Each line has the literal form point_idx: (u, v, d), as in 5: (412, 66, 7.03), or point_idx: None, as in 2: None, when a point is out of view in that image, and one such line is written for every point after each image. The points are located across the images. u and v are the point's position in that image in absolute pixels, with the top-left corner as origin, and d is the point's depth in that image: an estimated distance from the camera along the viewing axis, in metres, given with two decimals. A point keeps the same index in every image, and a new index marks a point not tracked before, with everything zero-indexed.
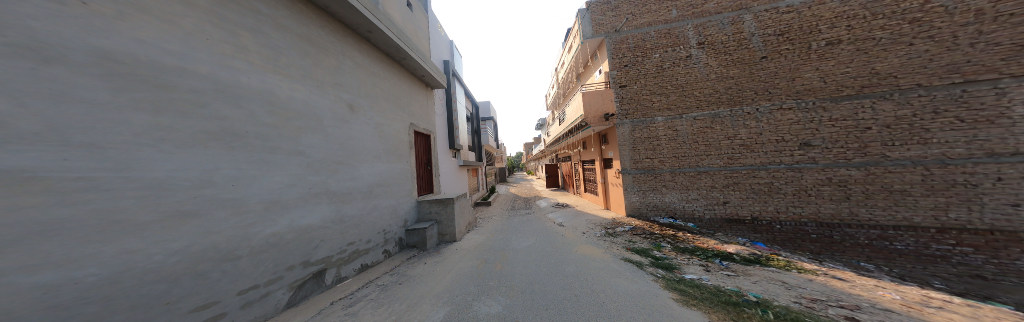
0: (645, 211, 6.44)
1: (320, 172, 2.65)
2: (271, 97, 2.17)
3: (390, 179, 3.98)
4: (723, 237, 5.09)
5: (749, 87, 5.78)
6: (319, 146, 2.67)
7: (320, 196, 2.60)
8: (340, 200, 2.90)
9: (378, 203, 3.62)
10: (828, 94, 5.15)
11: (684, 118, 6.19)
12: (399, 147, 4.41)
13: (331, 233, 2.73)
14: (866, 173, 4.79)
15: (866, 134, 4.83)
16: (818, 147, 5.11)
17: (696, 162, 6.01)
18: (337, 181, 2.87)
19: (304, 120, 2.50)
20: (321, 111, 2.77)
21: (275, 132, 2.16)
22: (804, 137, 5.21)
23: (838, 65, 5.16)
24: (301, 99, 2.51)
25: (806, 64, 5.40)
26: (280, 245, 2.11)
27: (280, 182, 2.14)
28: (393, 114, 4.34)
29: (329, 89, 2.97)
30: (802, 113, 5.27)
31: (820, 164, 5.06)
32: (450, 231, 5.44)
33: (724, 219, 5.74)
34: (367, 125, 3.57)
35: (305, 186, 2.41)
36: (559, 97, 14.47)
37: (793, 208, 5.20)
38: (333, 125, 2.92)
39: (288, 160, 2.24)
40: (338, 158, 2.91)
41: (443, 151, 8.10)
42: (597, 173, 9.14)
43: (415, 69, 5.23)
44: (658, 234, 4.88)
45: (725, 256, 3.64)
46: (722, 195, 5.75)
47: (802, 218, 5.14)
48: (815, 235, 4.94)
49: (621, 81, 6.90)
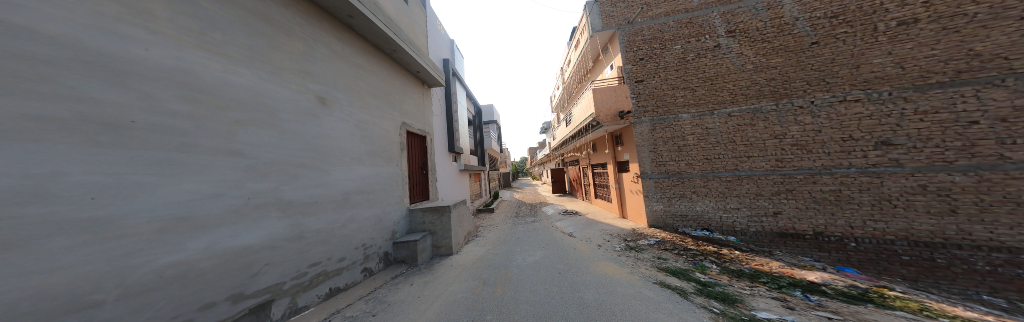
0: (672, 222, 5.87)
1: (273, 176, 2.16)
2: (190, 79, 1.69)
3: (375, 184, 3.48)
4: (794, 259, 4.24)
5: (798, 77, 5.51)
6: (273, 144, 2.18)
7: (269, 208, 2.12)
8: (299, 212, 2.38)
9: (357, 214, 3.09)
10: (909, 81, 4.73)
11: (714, 114, 5.89)
12: (389, 148, 3.91)
13: (286, 253, 2.23)
14: (977, 179, 4.09)
15: (972, 130, 4.25)
16: (902, 146, 4.53)
17: (734, 165, 5.52)
18: (299, 188, 2.38)
19: (247, 110, 2.01)
20: (279, 102, 2.28)
21: (193, 125, 1.68)
22: (881, 135, 4.70)
23: (918, 48, 4.78)
24: (245, 85, 2.01)
25: (873, 48, 5.07)
26: (187, 277, 1.61)
27: (192, 192, 1.65)
28: (381, 111, 3.84)
29: (292, 76, 2.47)
30: (874, 105, 4.85)
31: (907, 167, 4.46)
32: (445, 243, 4.95)
33: (776, 233, 5.06)
34: (346, 123, 3.08)
35: (242, 195, 1.92)
36: (565, 99, 14.24)
37: (874, 223, 4.53)
38: (295, 120, 2.42)
39: (210, 162, 1.75)
40: (301, 159, 2.43)
41: (442, 155, 7.59)
42: (610, 177, 8.44)
43: (408, 63, 4.78)
44: (697, 251, 4.05)
45: (808, 288, 2.57)
46: (772, 204, 5.12)
47: (887, 235, 4.44)
48: (907, 256, 4.11)
49: (637, 75, 6.61)
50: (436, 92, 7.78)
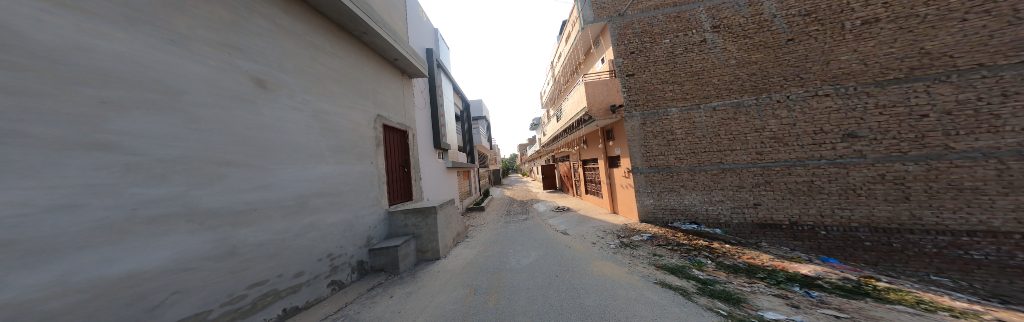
0: (660, 215, 6.51)
1: (179, 178, 1.73)
2: (17, 39, 1.22)
3: (334, 185, 3.12)
4: (786, 252, 4.50)
5: (776, 72, 5.91)
6: (177, 137, 1.73)
7: (174, 219, 1.70)
8: (230, 224, 1.98)
9: (317, 221, 2.82)
10: (872, 77, 5.21)
11: (702, 108, 6.27)
12: (361, 143, 3.74)
13: (211, 273, 1.85)
14: (927, 168, 4.70)
15: (923, 122, 4.80)
16: (865, 138, 5.11)
17: (718, 159, 6.10)
18: (225, 193, 1.96)
19: (125, 88, 1.54)
20: (187, 82, 1.82)
21: (24, 102, 1.21)
22: (848, 128, 5.25)
23: (879, 46, 5.23)
24: (123, 54, 1.55)
25: (840, 46, 5.49)
26: (25, 321, 1.19)
27: (30, 202, 1.20)
28: (343, 99, 3.47)
29: (212, 51, 2.00)
30: (842, 100, 5.35)
31: (868, 158, 5.06)
32: (432, 247, 4.64)
33: (756, 224, 5.72)
34: (295, 112, 2.65)
35: (123, 205, 1.50)
36: (556, 92, 14.35)
37: (841, 211, 5.18)
38: (217, 106, 1.96)
39: (60, 162, 1.29)
40: (229, 157, 2.00)
41: (428, 151, 7.16)
42: (602, 173, 8.90)
43: (383, 49, 4.42)
44: (692, 247, 4.82)
45: (801, 281, 2.93)
46: (753, 196, 5.78)
47: (852, 223, 5.09)
48: (869, 242, 4.74)
49: (627, 70, 6.85)
50: (420, 83, 7.25)
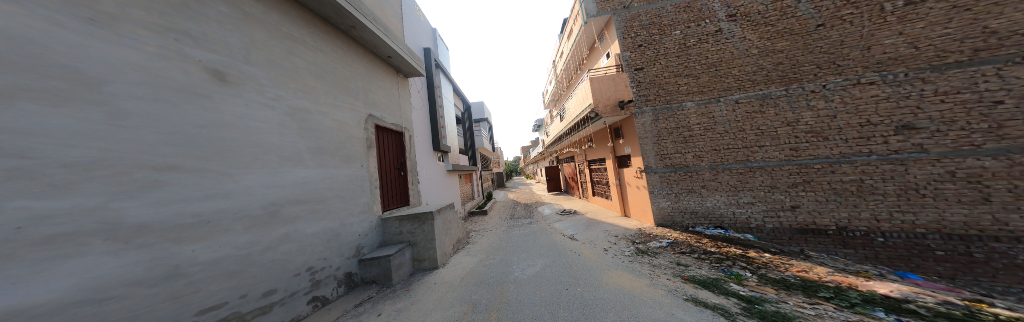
0: (680, 219, 6.90)
1: (96, 187, 1.45)
2: None
3: (314, 191, 2.88)
4: (847, 265, 4.29)
5: (806, 60, 5.98)
6: (94, 136, 1.46)
7: (87, 237, 1.41)
8: (168, 240, 1.72)
9: (292, 232, 2.56)
10: (925, 61, 5.09)
11: (723, 102, 6.55)
12: (349, 145, 3.54)
13: (140, 301, 1.58)
14: (1008, 164, 4.46)
15: (997, 110, 4.59)
16: (925, 129, 4.96)
17: (747, 157, 6.27)
18: (164, 203, 1.71)
19: (16, 73, 1.26)
20: (116, 71, 1.57)
21: None
22: (904, 119, 5.11)
23: (931, 27, 5.13)
24: (20, 35, 1.29)
25: (883, 29, 5.46)
26: None
27: None
28: (326, 96, 3.26)
29: (153, 36, 1.79)
30: (890, 87, 5.27)
31: (931, 153, 4.89)
32: (428, 256, 4.48)
33: (796, 229, 5.79)
34: (265, 109, 2.42)
35: (5, 223, 1.18)
36: (561, 88, 14.06)
37: (901, 215, 5.05)
38: (154, 99, 1.72)
39: None
40: (170, 160, 1.74)
41: (427, 154, 6.97)
42: (611, 174, 9.33)
43: (375, 46, 4.39)
44: (724, 256, 5.01)
45: (864, 297, 3.08)
46: (790, 199, 5.86)
47: (918, 229, 4.93)
48: (942, 251, 4.55)
49: (635, 63, 7.30)
50: (416, 82, 6.98)
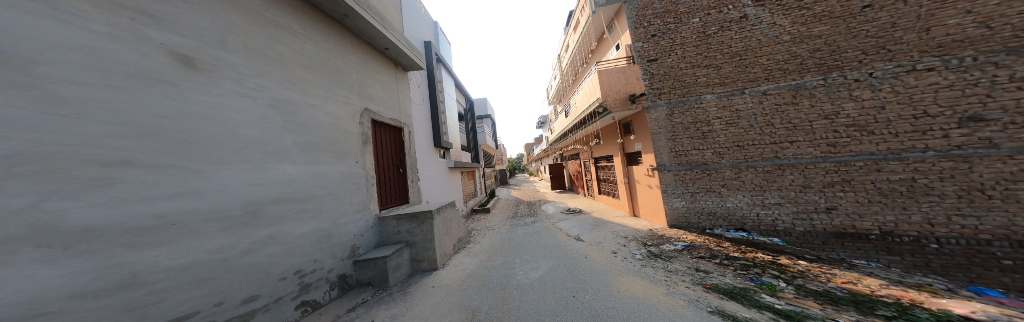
0: (697, 221, 6.58)
1: (21, 184, 1.30)
2: None
3: (301, 189, 2.78)
4: (903, 277, 3.95)
5: (849, 46, 5.58)
6: (23, 127, 1.32)
7: (16, 244, 1.27)
8: (120, 242, 1.61)
9: (277, 233, 2.48)
10: (1001, 43, 4.64)
11: (749, 93, 6.17)
12: (342, 140, 3.50)
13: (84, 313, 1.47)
14: None
15: None
16: (995, 121, 4.57)
17: (776, 154, 5.91)
18: (116, 203, 1.60)
19: None
20: (51, 51, 1.45)
21: None
22: (971, 110, 4.72)
23: (1004, 4, 4.70)
24: None
25: (944, 8, 5.02)
26: None
27: None
28: (314, 88, 3.21)
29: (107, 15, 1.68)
30: (954, 73, 4.83)
31: (1004, 149, 4.51)
32: (428, 256, 4.41)
33: (832, 234, 5.53)
34: (243, 98, 2.35)
35: None
36: (567, 83, 13.60)
37: (961, 219, 4.76)
38: (98, 86, 1.59)
39: None
40: (127, 154, 1.65)
41: (427, 151, 6.75)
42: (620, 171, 8.92)
43: (370, 37, 4.42)
44: (753, 262, 4.73)
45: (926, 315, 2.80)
46: (825, 201, 5.58)
47: (982, 235, 4.62)
48: (1009, 260, 4.20)
49: (648, 55, 6.92)
50: (417, 76, 6.80)
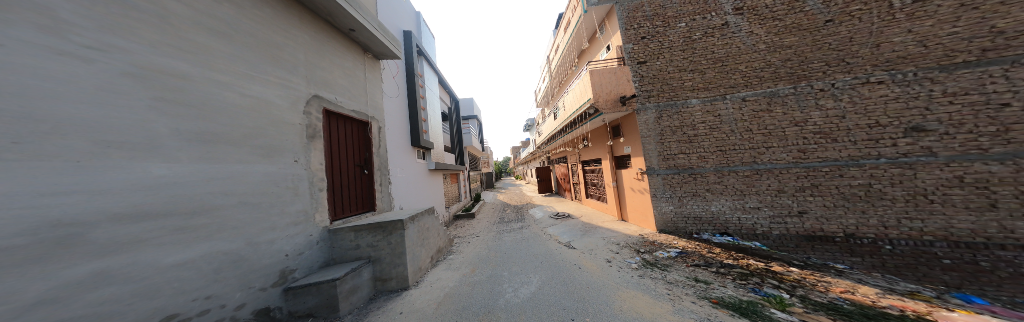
0: (683, 225, 6.41)
1: None
2: None
3: (188, 199, 1.94)
4: (892, 284, 3.92)
5: (815, 57, 5.75)
6: None
7: None
8: None
9: (133, 263, 1.66)
10: (935, 61, 4.96)
11: (729, 99, 6.12)
12: (270, 131, 2.66)
13: None
14: (1016, 169, 4.40)
15: (1006, 113, 4.51)
16: (935, 131, 4.84)
17: (752, 159, 5.94)
18: None
19: None
20: None
21: None
22: (913, 121, 4.99)
23: (938, 25, 5.03)
24: None
25: (890, 26, 5.31)
26: None
27: None
28: (225, 61, 2.35)
29: None
30: (899, 87, 5.11)
31: (940, 156, 4.79)
32: (397, 273, 3.64)
33: (803, 236, 5.58)
34: (70, 60, 1.49)
35: None
36: (556, 85, 13.42)
37: (909, 221, 4.95)
38: None
39: None
40: None
41: (403, 149, 5.93)
42: (608, 175, 8.70)
43: (324, 12, 3.64)
44: (749, 270, 4.49)
45: None
46: (799, 205, 5.61)
47: (926, 237, 4.84)
48: (949, 260, 4.45)
49: (638, 57, 6.67)
50: (391, 65, 5.96)
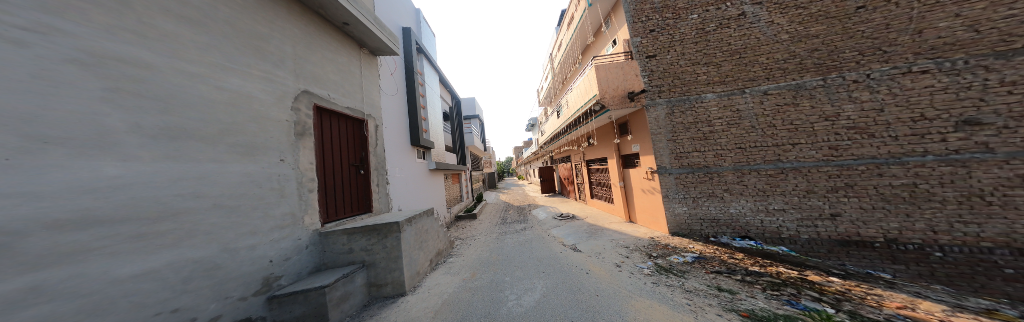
0: (699, 228, 5.92)
1: None
2: None
3: (148, 202, 1.73)
4: (960, 299, 3.33)
5: (846, 46, 5.12)
6: None
7: None
8: None
9: (90, 271, 1.45)
10: (989, 47, 4.28)
11: (748, 92, 5.63)
12: (251, 127, 2.47)
13: None
14: None
15: None
16: (993, 125, 4.20)
17: (776, 156, 5.32)
18: None
19: None
20: None
21: None
22: (965, 113, 4.33)
23: (992, 8, 4.34)
24: None
25: (935, 10, 4.62)
26: None
27: None
28: (196, 51, 2.17)
29: None
30: (948, 77, 4.45)
31: (998, 153, 4.15)
32: (392, 279, 3.41)
33: (837, 241, 4.96)
34: (2, 43, 1.31)
35: None
36: (559, 83, 13.03)
37: (963, 225, 4.30)
38: None
39: None
40: None
41: (402, 149, 5.74)
42: (615, 175, 8.24)
43: (313, 4, 3.47)
44: (781, 279, 3.99)
45: None
46: (831, 207, 5.01)
47: (983, 242, 4.18)
48: (1012, 269, 3.83)
49: (648, 50, 6.30)
50: (389, 63, 5.79)
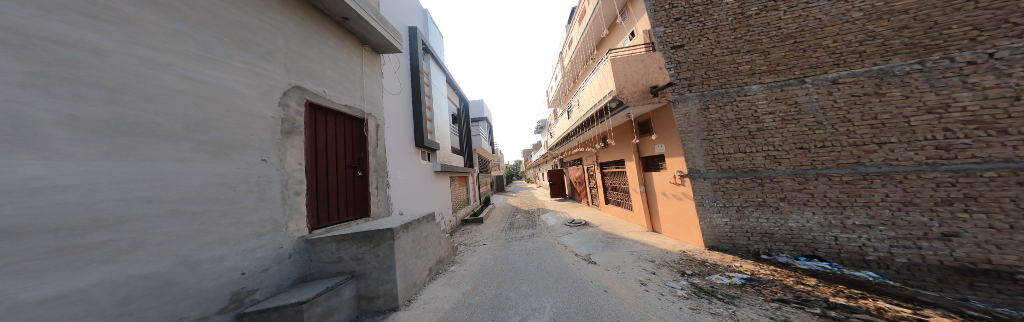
0: (745, 242, 4.77)
1: None
2: None
3: (82, 208, 1.47)
4: None
5: (953, 19, 3.77)
6: None
7: None
8: None
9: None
10: None
11: (808, 82, 4.45)
12: (226, 123, 2.23)
13: None
14: None
15: None
16: None
17: (855, 159, 4.11)
18: None
19: None
20: None
21: None
22: None
23: None
24: None
25: None
26: None
27: None
28: (165, 38, 1.95)
29: None
30: None
31: None
32: (383, 291, 3.03)
33: (952, 269, 3.59)
34: None
35: None
36: (569, 82, 12.17)
37: None
38: None
39: None
40: None
41: (405, 149, 5.46)
42: (634, 179, 7.22)
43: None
44: (883, 317, 2.81)
45: None
46: (937, 223, 3.67)
47: None
48: None
49: (672, 40, 5.35)
50: (393, 61, 5.58)
